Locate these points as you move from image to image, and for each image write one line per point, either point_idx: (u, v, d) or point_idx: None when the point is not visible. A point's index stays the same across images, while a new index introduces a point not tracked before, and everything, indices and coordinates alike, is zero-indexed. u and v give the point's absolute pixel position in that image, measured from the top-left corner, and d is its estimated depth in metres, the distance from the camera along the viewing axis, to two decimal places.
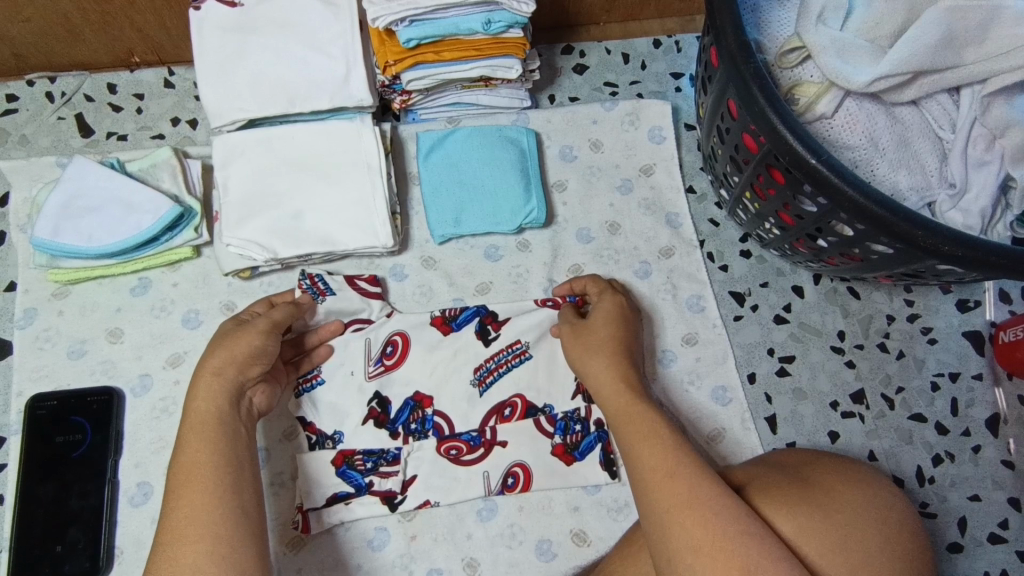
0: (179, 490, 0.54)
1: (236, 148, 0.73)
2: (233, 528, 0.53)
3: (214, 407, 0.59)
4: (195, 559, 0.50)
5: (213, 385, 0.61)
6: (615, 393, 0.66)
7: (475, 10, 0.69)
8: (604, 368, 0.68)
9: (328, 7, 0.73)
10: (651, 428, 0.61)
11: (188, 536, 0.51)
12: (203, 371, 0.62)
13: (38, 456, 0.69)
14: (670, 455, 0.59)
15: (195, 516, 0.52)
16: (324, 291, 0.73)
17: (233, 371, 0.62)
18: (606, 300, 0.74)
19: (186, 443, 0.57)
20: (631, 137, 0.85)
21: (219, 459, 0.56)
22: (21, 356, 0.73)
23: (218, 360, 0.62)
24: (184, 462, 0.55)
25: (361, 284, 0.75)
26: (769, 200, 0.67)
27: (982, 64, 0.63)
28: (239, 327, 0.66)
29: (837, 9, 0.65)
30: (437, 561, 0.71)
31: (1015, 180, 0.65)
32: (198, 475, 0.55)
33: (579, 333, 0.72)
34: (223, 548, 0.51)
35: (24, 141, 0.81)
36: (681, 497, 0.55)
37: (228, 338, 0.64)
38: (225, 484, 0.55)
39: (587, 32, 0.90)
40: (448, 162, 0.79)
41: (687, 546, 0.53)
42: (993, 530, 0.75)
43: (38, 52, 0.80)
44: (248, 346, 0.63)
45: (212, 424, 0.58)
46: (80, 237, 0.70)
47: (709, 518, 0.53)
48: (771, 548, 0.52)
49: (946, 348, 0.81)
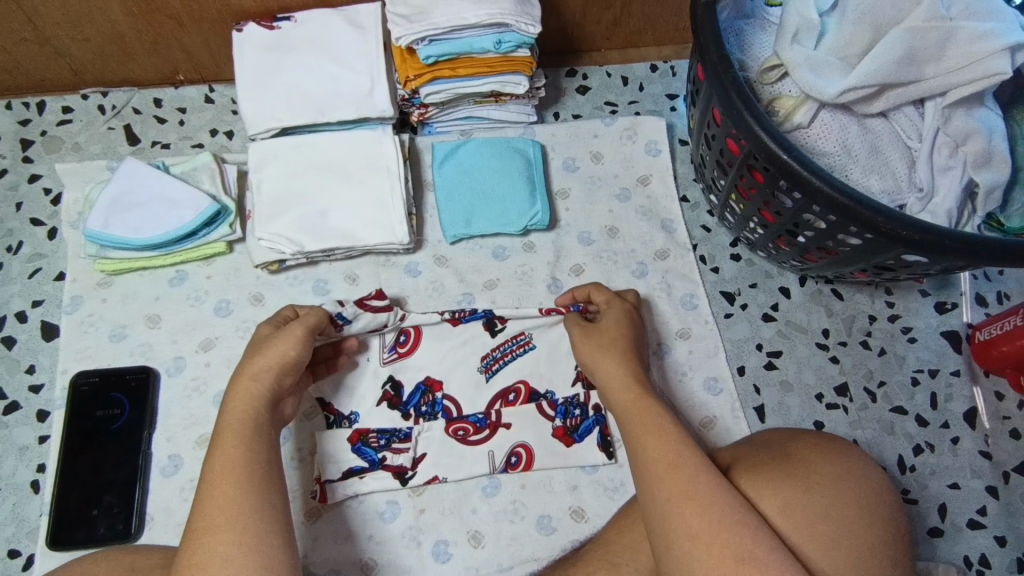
0: (213, 481, 0.58)
1: (270, 153, 0.81)
2: (260, 521, 0.56)
3: (253, 409, 0.63)
4: (226, 548, 0.54)
5: (251, 386, 0.65)
6: (622, 386, 0.69)
7: (488, 31, 0.78)
8: (611, 362, 0.71)
9: (356, 30, 0.82)
10: (657, 420, 0.65)
11: (220, 527, 0.55)
12: (243, 373, 0.65)
13: (79, 428, 0.75)
14: (671, 446, 0.62)
15: (225, 509, 0.56)
16: (342, 323, 0.74)
17: (271, 376, 0.66)
18: (618, 304, 0.77)
19: (222, 439, 0.60)
20: (629, 150, 0.92)
21: (250, 455, 0.60)
22: (67, 338, 0.80)
23: (261, 365, 0.66)
24: (218, 457, 0.59)
25: (371, 304, 0.77)
26: (751, 200, 0.74)
27: (940, 78, 0.69)
28: (277, 333, 0.69)
29: (811, 30, 0.72)
30: (443, 534, 0.76)
31: (978, 183, 0.71)
32: (230, 469, 0.58)
33: (588, 333, 0.75)
34: (251, 539, 0.55)
35: (77, 148, 0.90)
36: (682, 489, 0.59)
37: (268, 343, 0.68)
38: (255, 479, 0.58)
39: (590, 57, 0.99)
40: (460, 169, 0.86)
41: (686, 535, 0.57)
42: (972, 516, 0.79)
43: (94, 68, 0.89)
44: (287, 351, 0.67)
45: (250, 423, 0.62)
46: (128, 229, 0.77)
47: (706, 509, 0.57)
48: (762, 537, 0.56)
49: (925, 347, 0.86)
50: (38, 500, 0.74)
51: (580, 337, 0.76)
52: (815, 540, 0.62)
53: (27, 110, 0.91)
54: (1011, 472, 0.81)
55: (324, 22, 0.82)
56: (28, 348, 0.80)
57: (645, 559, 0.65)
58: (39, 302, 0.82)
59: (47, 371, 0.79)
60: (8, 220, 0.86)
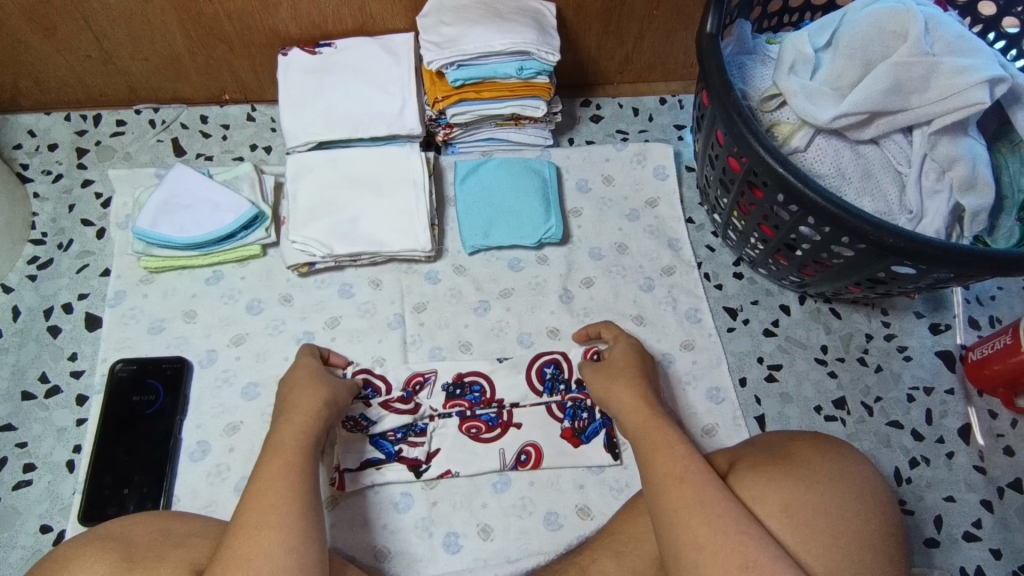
0: (269, 478, 0.60)
1: (307, 165, 0.88)
2: (305, 524, 0.58)
3: (314, 423, 0.67)
4: (269, 544, 0.55)
5: (315, 400, 0.69)
6: (634, 409, 0.71)
7: (511, 59, 0.85)
8: (625, 388, 0.74)
9: (390, 56, 0.89)
10: (668, 435, 0.67)
11: (269, 522, 0.57)
12: (311, 394, 0.70)
13: (116, 411, 0.80)
14: (681, 461, 0.64)
15: (276, 505, 0.58)
16: (367, 425, 0.79)
17: (331, 407, 0.70)
18: (626, 339, 0.81)
19: (281, 446, 0.63)
20: (638, 174, 0.99)
21: (304, 462, 0.63)
22: (109, 329, 0.85)
23: (327, 392, 0.71)
24: (275, 459, 0.62)
25: (396, 407, 0.80)
26: (751, 215, 0.81)
27: (926, 108, 0.75)
28: (324, 372, 0.75)
29: (806, 63, 0.79)
30: (454, 525, 0.79)
31: (964, 207, 0.76)
32: (286, 470, 0.61)
33: (598, 370, 0.78)
34: (295, 537, 0.57)
35: (128, 157, 0.97)
36: (690, 501, 0.61)
37: (324, 376, 0.73)
38: (303, 484, 0.61)
39: (603, 89, 1.06)
40: (480, 186, 0.92)
41: (692, 545, 0.58)
42: (968, 529, 0.81)
43: (149, 86, 0.97)
44: (346, 399, 0.74)
45: (309, 435, 0.65)
46: (174, 228, 0.84)
47: (714, 521, 0.59)
48: (769, 549, 0.57)
49: (921, 365, 0.90)
50: (73, 479, 0.79)
51: (592, 373, 0.78)
52: (818, 541, 0.62)
53: (83, 121, 0.99)
54: (1005, 488, 0.84)
55: (362, 50, 0.90)
56: (72, 337, 0.86)
57: (649, 552, 0.68)
58: (85, 295, 0.88)
59: (88, 359, 0.85)
60: (61, 219, 0.93)
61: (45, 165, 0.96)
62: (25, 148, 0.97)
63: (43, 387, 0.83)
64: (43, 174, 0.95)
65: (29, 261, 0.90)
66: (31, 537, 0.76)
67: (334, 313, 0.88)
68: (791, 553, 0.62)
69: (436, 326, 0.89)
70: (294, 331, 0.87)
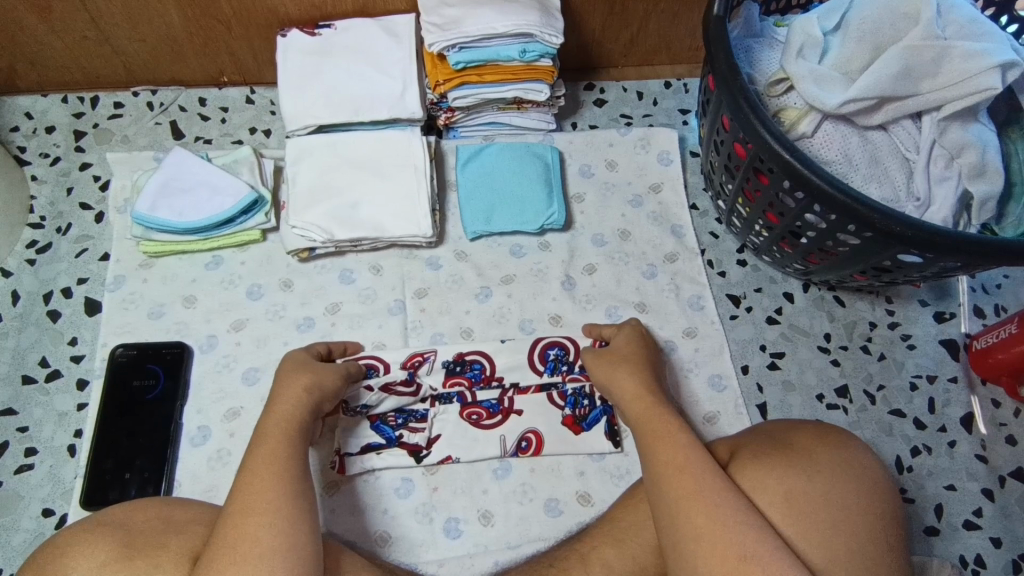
0: (255, 466, 0.60)
1: (306, 149, 0.87)
2: (294, 509, 0.58)
3: (298, 410, 0.66)
4: (256, 530, 0.56)
5: (296, 387, 0.68)
6: (636, 397, 0.71)
7: (513, 41, 0.84)
8: (628, 376, 0.73)
9: (391, 38, 0.88)
10: (670, 423, 0.66)
11: (256, 510, 0.57)
12: (296, 382, 0.69)
13: (116, 396, 0.80)
14: (682, 449, 0.63)
15: (261, 493, 0.58)
16: (365, 410, 0.79)
17: (314, 396, 0.69)
18: (631, 329, 0.81)
19: (265, 434, 0.63)
20: (642, 160, 0.97)
21: (290, 449, 0.62)
22: (109, 314, 0.85)
23: (309, 378, 0.70)
24: (260, 448, 0.62)
25: (397, 389, 0.80)
26: (756, 202, 0.80)
27: (936, 93, 0.74)
28: (309, 364, 0.73)
29: (815, 46, 0.78)
30: (455, 511, 0.79)
31: (972, 194, 0.75)
32: (271, 457, 0.61)
33: (602, 355, 0.77)
34: (283, 523, 0.57)
35: (126, 140, 0.96)
36: (689, 489, 0.60)
37: (309, 364, 0.73)
38: (290, 470, 0.60)
39: (607, 73, 1.04)
40: (482, 171, 0.91)
41: (691, 533, 0.58)
42: (969, 517, 0.81)
43: (146, 68, 0.96)
44: (333, 384, 0.72)
45: (292, 422, 0.65)
46: (172, 212, 0.83)
47: (712, 510, 0.59)
48: (767, 537, 0.57)
49: (924, 353, 0.90)
50: (74, 463, 0.79)
51: (594, 358, 0.78)
52: (818, 531, 0.62)
53: (81, 103, 0.98)
54: (1007, 476, 0.84)
55: (363, 31, 0.88)
56: (72, 322, 0.86)
57: (649, 539, 0.69)
58: (84, 279, 0.88)
59: (88, 344, 0.85)
60: (59, 203, 0.92)
61: (44, 148, 0.95)
62: (22, 131, 0.96)
63: (43, 371, 0.83)
64: (42, 157, 0.94)
65: (29, 245, 0.89)
66: (33, 521, 0.76)
67: (334, 299, 0.88)
68: (790, 541, 0.62)
69: (437, 312, 0.88)
70: (294, 317, 0.87)
